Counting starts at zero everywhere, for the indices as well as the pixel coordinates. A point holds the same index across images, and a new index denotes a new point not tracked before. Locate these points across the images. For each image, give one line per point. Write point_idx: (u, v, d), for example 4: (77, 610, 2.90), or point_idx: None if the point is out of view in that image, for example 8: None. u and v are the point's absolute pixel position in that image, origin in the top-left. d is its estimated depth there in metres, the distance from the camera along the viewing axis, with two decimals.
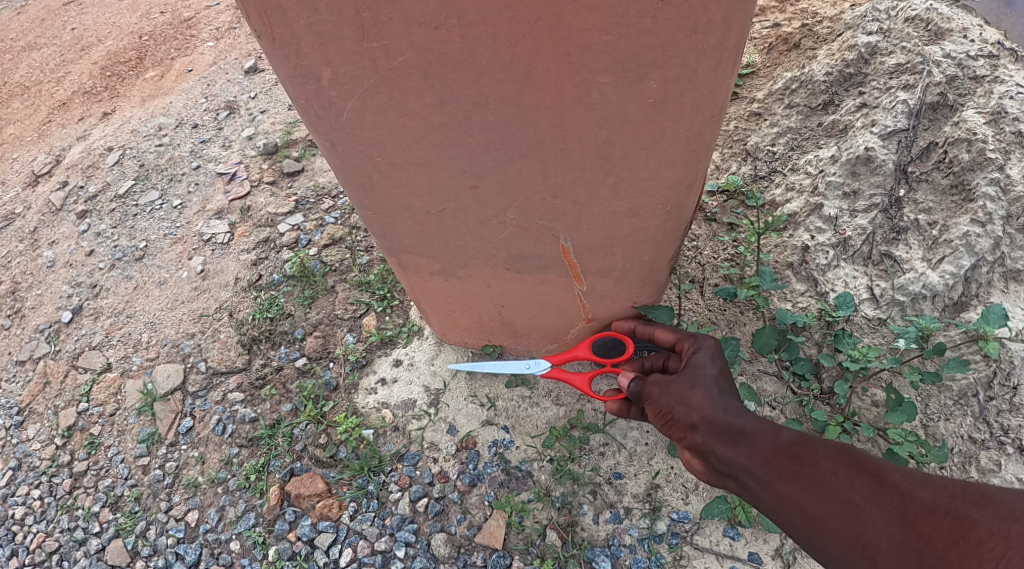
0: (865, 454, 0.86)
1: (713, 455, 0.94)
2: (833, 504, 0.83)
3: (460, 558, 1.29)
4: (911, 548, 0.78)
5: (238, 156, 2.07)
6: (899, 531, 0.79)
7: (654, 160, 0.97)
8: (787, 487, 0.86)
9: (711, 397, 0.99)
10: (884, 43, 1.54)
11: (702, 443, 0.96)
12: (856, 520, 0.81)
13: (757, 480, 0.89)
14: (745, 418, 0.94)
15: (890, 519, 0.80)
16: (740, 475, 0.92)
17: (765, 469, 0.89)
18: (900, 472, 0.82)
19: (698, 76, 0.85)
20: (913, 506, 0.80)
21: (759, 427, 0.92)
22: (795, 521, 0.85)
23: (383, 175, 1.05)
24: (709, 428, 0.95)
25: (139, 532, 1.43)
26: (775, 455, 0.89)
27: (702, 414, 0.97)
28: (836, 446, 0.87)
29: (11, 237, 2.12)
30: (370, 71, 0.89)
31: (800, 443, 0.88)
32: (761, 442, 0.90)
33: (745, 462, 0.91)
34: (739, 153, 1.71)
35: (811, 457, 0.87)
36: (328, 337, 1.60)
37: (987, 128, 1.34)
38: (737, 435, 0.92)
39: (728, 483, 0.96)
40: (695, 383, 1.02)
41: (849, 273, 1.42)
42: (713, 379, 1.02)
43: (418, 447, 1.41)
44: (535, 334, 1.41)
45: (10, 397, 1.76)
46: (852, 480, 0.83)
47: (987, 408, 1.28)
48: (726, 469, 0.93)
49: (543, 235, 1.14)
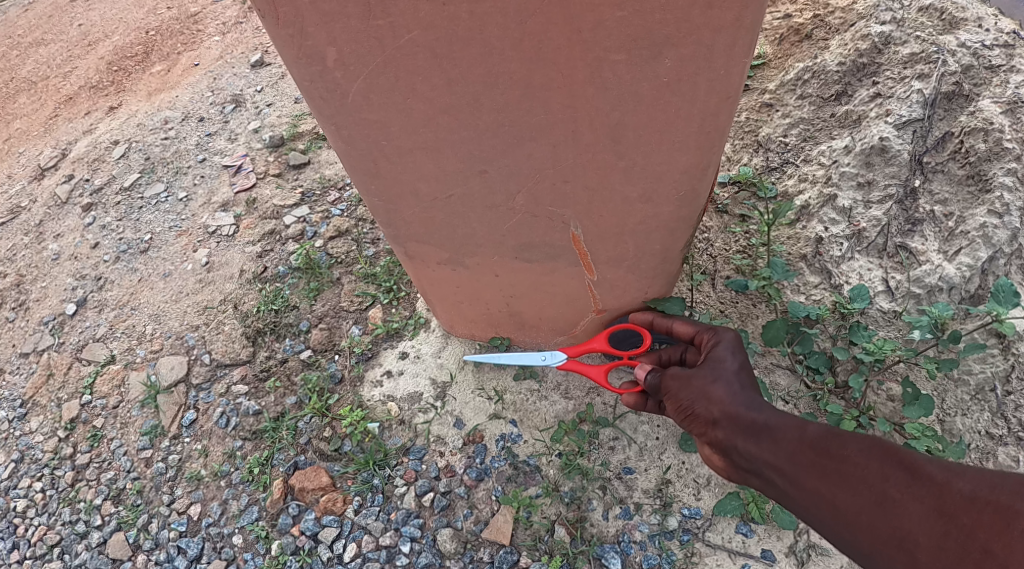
0: (901, 447, 0.80)
1: (735, 450, 0.92)
2: (865, 498, 0.78)
3: (467, 554, 1.26)
4: (952, 541, 0.71)
5: (244, 149, 2.06)
6: (938, 525, 0.73)
7: (668, 143, 0.95)
8: (815, 482, 0.82)
9: (733, 391, 0.97)
10: (898, 33, 1.51)
11: (724, 438, 0.94)
12: (890, 513, 0.76)
13: (783, 476, 0.86)
14: (768, 414, 0.92)
15: (927, 513, 0.74)
16: (765, 471, 0.89)
17: (790, 464, 0.85)
18: (938, 464, 0.76)
19: (713, 54, 0.83)
20: (952, 498, 0.73)
21: (783, 421, 0.89)
22: (825, 517, 0.82)
23: (389, 160, 1.03)
24: (730, 424, 0.93)
25: (141, 526, 1.41)
26: (802, 450, 0.85)
27: (723, 409, 0.95)
28: (867, 439, 0.82)
29: (16, 230, 2.12)
30: (376, 51, 0.87)
31: (828, 436, 0.84)
32: (786, 438, 0.87)
33: (770, 457, 0.88)
34: (751, 145, 1.69)
35: (841, 451, 0.82)
36: (334, 330, 1.58)
37: (1004, 118, 1.32)
38: (760, 430, 0.90)
39: (751, 478, 0.94)
40: (716, 376, 0.99)
41: (863, 265, 1.38)
42: (734, 373, 1.00)
43: (424, 441, 1.39)
44: (543, 327, 1.39)
45: (14, 389, 1.76)
46: (884, 473, 0.78)
47: (1005, 403, 1.25)
48: (750, 465, 0.91)
49: (552, 223, 1.12)
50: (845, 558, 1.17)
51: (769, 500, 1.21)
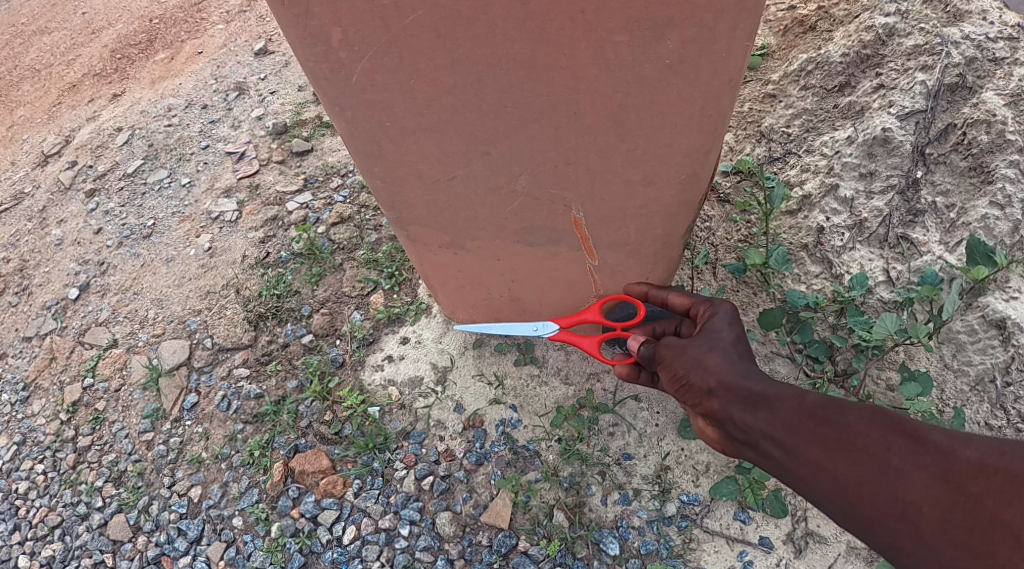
0: (904, 416, 0.79)
1: (731, 421, 0.92)
2: (867, 467, 0.78)
3: (466, 538, 1.27)
4: (959, 510, 0.71)
5: (247, 136, 2.07)
6: (943, 493, 0.72)
7: (670, 125, 0.95)
8: (814, 451, 0.82)
9: (729, 360, 0.97)
10: (902, 24, 1.49)
11: (719, 408, 0.94)
12: (893, 482, 0.75)
13: (780, 445, 0.86)
14: (765, 383, 0.92)
15: (932, 480, 0.73)
16: (761, 442, 0.89)
17: (789, 434, 0.85)
18: (943, 432, 0.76)
19: (716, 36, 0.83)
20: (959, 465, 0.72)
21: (781, 391, 0.89)
22: (823, 487, 0.81)
23: (392, 141, 1.03)
24: (726, 394, 0.94)
25: (141, 507, 1.42)
26: (800, 419, 0.85)
27: (719, 378, 0.95)
28: (868, 408, 0.82)
29: (20, 216, 2.12)
30: (382, 31, 0.87)
31: (828, 405, 0.84)
32: (784, 407, 0.87)
33: (766, 427, 0.88)
34: (754, 135, 1.69)
35: (841, 419, 0.82)
36: (335, 315, 1.58)
37: (1007, 109, 1.29)
38: (758, 400, 0.90)
39: (745, 451, 0.95)
40: (712, 346, 1.00)
41: (865, 255, 1.38)
42: (731, 344, 1.00)
43: (424, 425, 1.40)
44: (545, 312, 1.40)
45: (16, 372, 1.77)
46: (887, 441, 0.78)
47: (1005, 394, 1.24)
48: (745, 435, 0.91)
49: (554, 206, 1.12)
50: (843, 545, 1.18)
51: (765, 487, 1.21)
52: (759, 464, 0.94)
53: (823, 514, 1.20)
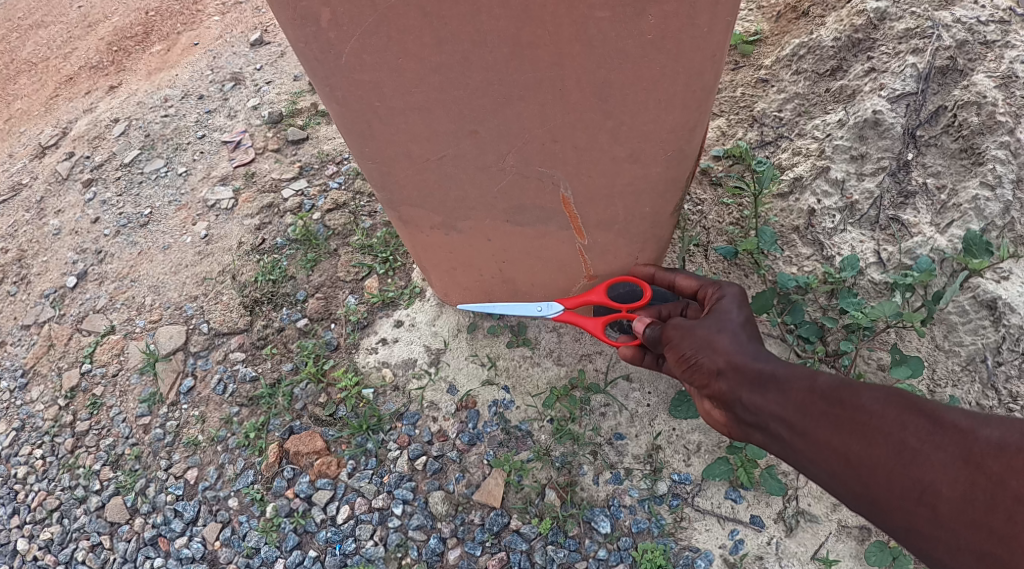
0: (918, 397, 0.80)
1: (739, 403, 0.92)
2: (883, 448, 0.78)
3: (458, 517, 1.28)
4: (979, 491, 0.71)
5: (243, 126, 2.08)
6: (963, 474, 0.72)
7: (655, 102, 0.96)
8: (827, 433, 0.82)
9: (738, 343, 0.97)
10: (894, 9, 1.50)
11: (727, 390, 0.94)
12: (911, 464, 0.75)
13: (791, 428, 0.86)
14: (774, 365, 0.92)
15: (952, 461, 0.73)
16: (770, 424, 0.89)
17: (801, 416, 0.85)
18: (960, 412, 0.76)
19: (697, 11, 0.83)
20: (979, 446, 0.73)
21: (792, 373, 0.89)
22: (836, 469, 0.81)
23: (382, 121, 1.04)
24: (735, 375, 0.94)
25: (138, 490, 1.44)
26: (812, 401, 0.85)
27: (728, 359, 0.95)
28: (882, 389, 0.82)
29: (18, 207, 2.14)
30: (369, 10, 0.88)
31: (840, 386, 0.84)
32: (796, 388, 0.87)
33: (777, 409, 0.88)
34: (745, 120, 1.69)
35: (855, 400, 0.82)
36: (330, 299, 1.59)
37: (997, 91, 1.29)
38: (769, 382, 0.90)
39: (752, 434, 0.95)
40: (721, 327, 1.01)
41: (856, 237, 1.39)
42: (740, 326, 1.01)
43: (417, 406, 1.41)
44: (537, 294, 1.41)
45: (15, 359, 1.78)
46: (902, 422, 0.78)
47: (996, 374, 1.24)
48: (754, 417, 0.91)
49: (543, 185, 1.13)
50: (833, 524, 1.19)
51: (758, 466, 1.22)
52: (766, 447, 0.94)
53: (814, 493, 1.21)
